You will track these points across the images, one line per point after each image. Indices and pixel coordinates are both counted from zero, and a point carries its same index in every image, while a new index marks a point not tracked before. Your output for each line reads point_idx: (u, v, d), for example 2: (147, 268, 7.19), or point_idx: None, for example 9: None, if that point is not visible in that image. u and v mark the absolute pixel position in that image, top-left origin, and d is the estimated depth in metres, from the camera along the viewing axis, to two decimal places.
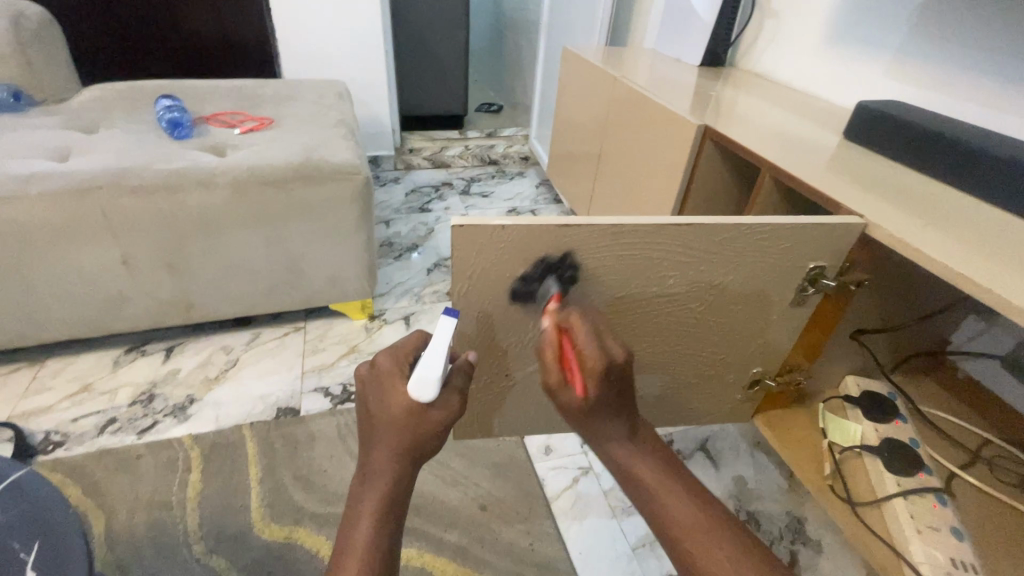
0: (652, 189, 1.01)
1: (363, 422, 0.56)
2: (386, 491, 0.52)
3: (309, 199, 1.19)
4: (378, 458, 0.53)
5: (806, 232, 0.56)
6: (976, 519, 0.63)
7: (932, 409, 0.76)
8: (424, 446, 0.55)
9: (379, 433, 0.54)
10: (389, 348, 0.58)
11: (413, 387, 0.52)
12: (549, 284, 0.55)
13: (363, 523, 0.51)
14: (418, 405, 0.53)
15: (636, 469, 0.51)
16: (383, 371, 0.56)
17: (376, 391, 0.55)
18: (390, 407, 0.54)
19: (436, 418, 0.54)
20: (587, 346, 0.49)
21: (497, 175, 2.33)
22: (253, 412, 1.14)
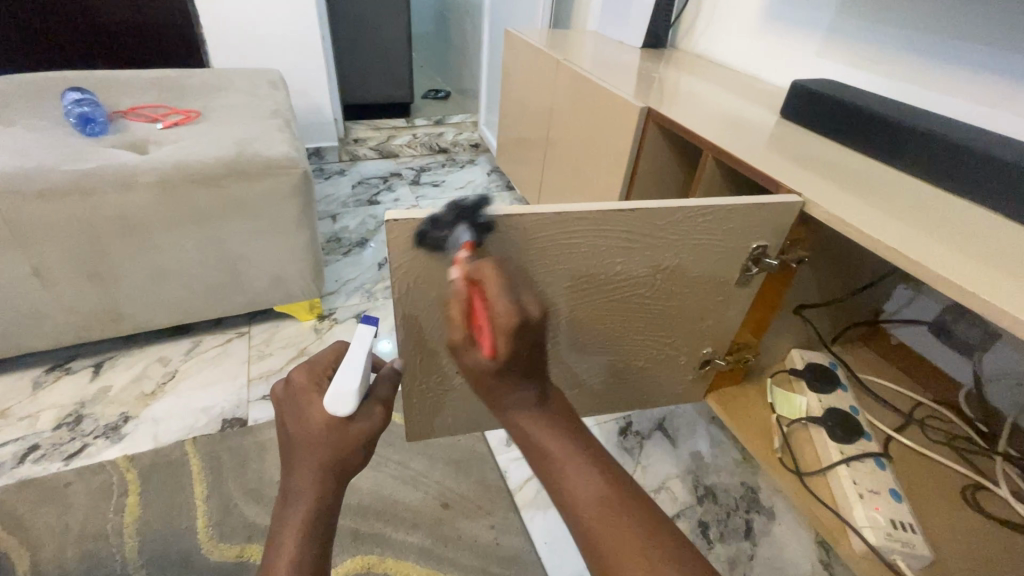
0: (600, 174, 1.00)
1: (282, 444, 0.54)
2: (311, 511, 0.50)
3: (243, 196, 1.11)
4: (298, 478, 0.51)
5: (746, 212, 0.56)
6: (911, 479, 0.66)
7: (871, 376, 0.80)
8: (349, 461, 0.53)
9: (297, 453, 0.52)
10: (305, 365, 0.58)
11: (329, 402, 0.51)
12: (459, 232, 0.48)
13: (287, 549, 0.48)
14: (337, 421, 0.52)
15: (539, 442, 0.47)
16: (300, 389, 0.55)
17: (293, 411, 0.54)
18: (308, 425, 0.52)
19: (358, 430, 0.53)
20: (496, 302, 0.44)
21: (447, 164, 2.28)
22: (195, 426, 1.07)
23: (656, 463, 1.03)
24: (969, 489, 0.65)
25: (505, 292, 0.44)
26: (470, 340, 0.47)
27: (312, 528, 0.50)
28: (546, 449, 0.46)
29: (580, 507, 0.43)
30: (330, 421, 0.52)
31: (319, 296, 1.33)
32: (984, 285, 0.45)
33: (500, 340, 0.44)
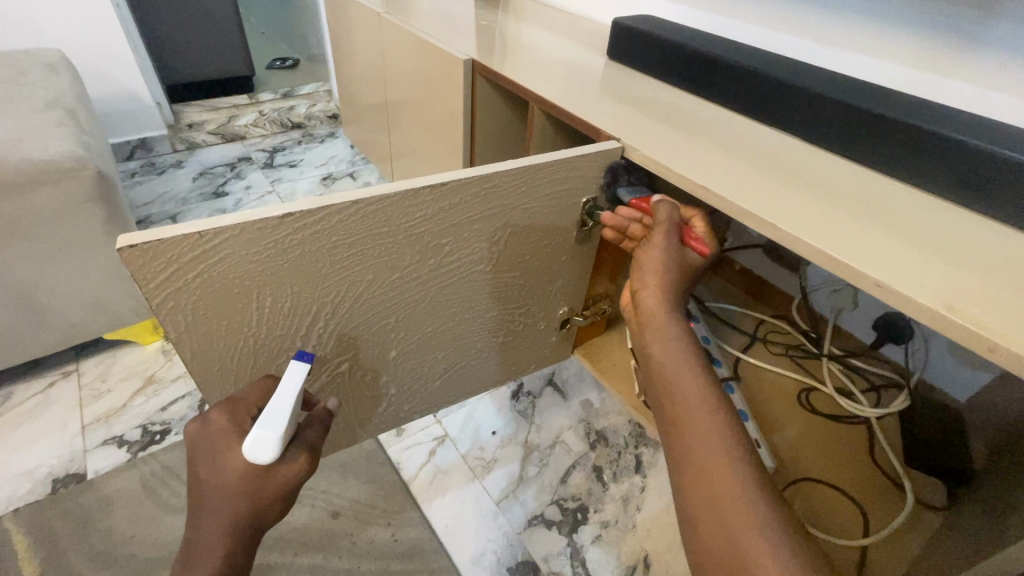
0: (445, 137, 0.93)
1: (193, 485, 0.45)
2: (216, 568, 0.43)
3: (16, 214, 0.89)
4: (207, 531, 0.43)
5: (569, 168, 0.52)
6: (757, 396, 0.71)
7: (720, 304, 0.84)
8: (266, 515, 0.45)
9: (207, 503, 0.43)
10: (225, 398, 0.46)
11: (249, 445, 0.41)
12: (639, 189, 0.55)
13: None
14: (252, 474, 0.42)
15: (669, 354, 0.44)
16: (216, 431, 0.43)
17: (206, 454, 0.43)
18: (221, 473, 0.43)
19: (281, 480, 0.44)
20: (706, 235, 0.52)
21: (303, 141, 2.06)
22: (15, 496, 0.90)
23: (549, 418, 1.04)
24: (802, 393, 0.71)
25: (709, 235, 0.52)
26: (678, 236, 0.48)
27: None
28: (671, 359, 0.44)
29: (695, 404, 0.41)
30: (242, 475, 0.42)
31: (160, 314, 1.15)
32: (780, 213, 0.46)
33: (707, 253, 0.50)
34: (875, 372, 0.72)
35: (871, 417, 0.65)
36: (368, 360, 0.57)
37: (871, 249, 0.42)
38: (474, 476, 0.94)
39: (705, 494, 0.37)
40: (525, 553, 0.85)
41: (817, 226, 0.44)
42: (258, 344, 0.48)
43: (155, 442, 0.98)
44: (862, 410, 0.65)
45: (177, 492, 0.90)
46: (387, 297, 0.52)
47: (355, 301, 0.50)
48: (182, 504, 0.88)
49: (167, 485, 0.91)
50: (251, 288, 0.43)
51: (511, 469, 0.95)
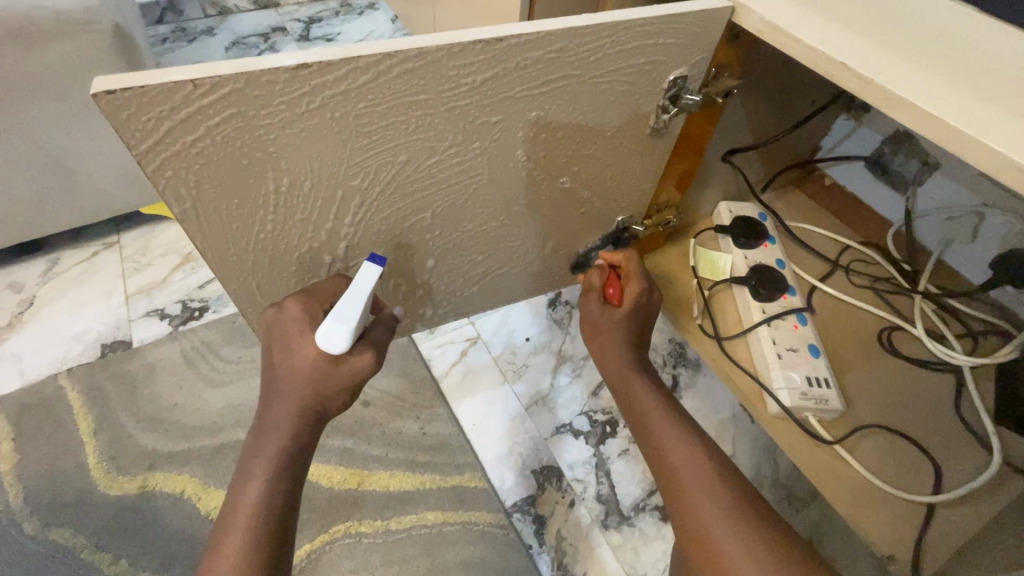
0: (498, 2, 0.78)
1: (264, 371, 0.46)
2: (284, 447, 0.44)
3: (36, 68, 0.82)
4: (277, 412, 0.44)
5: (661, 32, 0.40)
6: (831, 331, 0.63)
7: (800, 224, 0.72)
8: (333, 404, 0.45)
9: (279, 383, 0.44)
10: (301, 289, 0.45)
11: (321, 334, 0.40)
12: (603, 249, 0.64)
13: (253, 482, 0.43)
14: (323, 361, 0.43)
15: (641, 401, 0.54)
16: (289, 319, 0.43)
17: (279, 339, 0.44)
18: (293, 357, 0.43)
19: (350, 370, 0.44)
20: (637, 270, 0.59)
21: (341, 11, 1.87)
22: (68, 357, 0.94)
23: None
24: (885, 332, 0.62)
25: (642, 270, 0.60)
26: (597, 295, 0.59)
27: (283, 466, 0.43)
28: (636, 394, 0.55)
29: (664, 444, 0.49)
30: (315, 356, 0.43)
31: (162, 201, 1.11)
32: (944, 103, 0.34)
33: (631, 299, 0.57)
34: (977, 317, 0.62)
35: (963, 367, 0.57)
36: (405, 257, 0.51)
37: None
38: (505, 379, 0.92)
39: (688, 538, 0.44)
40: (551, 458, 0.85)
41: (998, 126, 0.33)
42: (276, 230, 0.42)
43: (195, 318, 1.00)
44: (953, 359, 0.57)
45: (217, 367, 0.92)
46: (424, 184, 0.44)
47: (387, 185, 0.42)
48: (222, 379, 0.91)
49: (208, 360, 0.93)
50: (271, 161, 0.36)
51: (543, 377, 0.93)
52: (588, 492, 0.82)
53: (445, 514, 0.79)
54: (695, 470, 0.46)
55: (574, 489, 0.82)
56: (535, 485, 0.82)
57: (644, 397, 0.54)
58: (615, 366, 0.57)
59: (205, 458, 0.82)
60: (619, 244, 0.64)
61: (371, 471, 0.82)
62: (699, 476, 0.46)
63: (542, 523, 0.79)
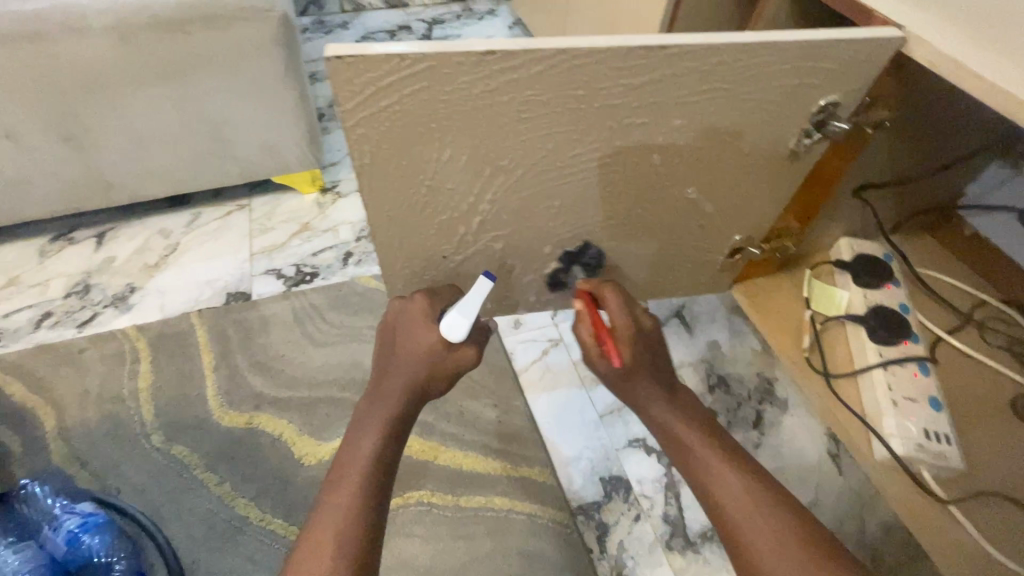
0: (634, 15, 0.80)
1: (381, 349, 0.54)
2: (396, 411, 0.49)
3: (216, 46, 0.94)
4: (391, 383, 0.51)
5: (825, 54, 0.40)
6: (955, 387, 0.58)
7: (930, 270, 0.68)
8: (436, 386, 0.53)
9: (397, 360, 0.52)
10: (424, 291, 0.56)
11: (445, 324, 0.50)
12: (575, 273, 0.60)
13: (368, 440, 0.47)
14: (439, 345, 0.51)
15: (687, 452, 0.50)
16: (416, 307, 0.53)
17: (404, 324, 0.53)
18: (414, 339, 0.52)
19: (458, 359, 0.52)
20: (617, 314, 0.54)
21: (463, 15, 1.97)
22: (200, 299, 1.06)
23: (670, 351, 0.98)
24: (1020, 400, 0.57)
25: (622, 306, 0.55)
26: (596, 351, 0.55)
27: (395, 426, 0.48)
28: (685, 439, 0.51)
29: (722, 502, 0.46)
30: (433, 340, 0.51)
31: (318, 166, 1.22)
32: None
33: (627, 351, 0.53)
34: None
35: None
36: (526, 242, 0.55)
37: None
38: (583, 383, 0.93)
39: None
40: (620, 469, 0.85)
41: None
42: (426, 197, 0.46)
43: (306, 281, 1.10)
44: None
45: (321, 329, 1.01)
46: (560, 174, 0.47)
47: (529, 170, 0.45)
48: (324, 340, 0.99)
49: (314, 321, 1.02)
50: (440, 133, 0.40)
51: None
52: (655, 510, 0.81)
53: (511, 502, 0.81)
54: (766, 533, 0.43)
55: (641, 504, 0.82)
56: (602, 492, 0.83)
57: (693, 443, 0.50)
58: (653, 410, 0.53)
59: (303, 408, 0.90)
60: (590, 267, 0.60)
61: (447, 447, 0.86)
62: (773, 538, 0.43)
63: (605, 530, 0.80)
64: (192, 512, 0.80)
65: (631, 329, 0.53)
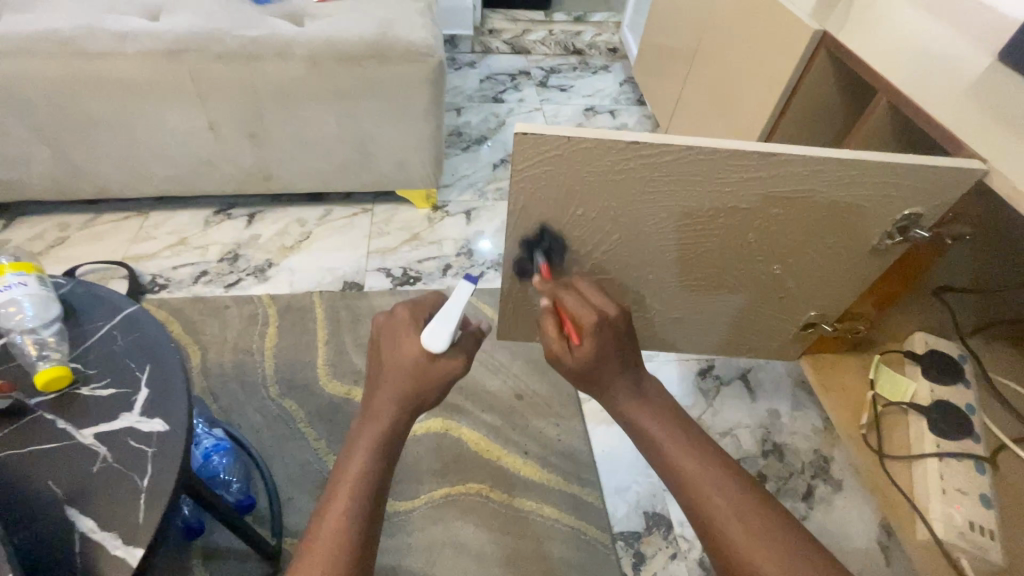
0: (746, 102, 0.90)
1: (370, 365, 0.53)
2: (387, 428, 0.48)
3: (381, 79, 1.15)
4: (381, 399, 0.50)
5: (909, 175, 0.48)
6: (1014, 493, 0.60)
7: (1008, 381, 0.69)
8: (427, 397, 0.51)
9: (386, 375, 0.51)
10: (407, 300, 0.55)
11: (425, 335, 0.50)
12: (538, 260, 0.59)
13: (355, 461, 0.46)
14: (423, 358, 0.50)
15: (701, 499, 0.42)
16: (398, 320, 0.53)
17: (388, 337, 0.52)
18: (399, 353, 0.51)
19: (445, 370, 0.51)
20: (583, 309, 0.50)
21: (579, 68, 2.14)
22: (322, 282, 1.24)
23: (730, 410, 1.03)
24: None
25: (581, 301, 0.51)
26: (563, 349, 0.51)
27: (386, 442, 0.47)
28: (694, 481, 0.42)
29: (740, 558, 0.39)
30: (416, 354, 0.50)
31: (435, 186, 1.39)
32: None
33: (587, 338, 0.49)
34: None
35: None
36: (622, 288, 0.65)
37: None
38: None
39: None
40: (664, 508, 0.90)
41: None
42: (554, 240, 0.58)
43: (410, 283, 1.25)
44: None
45: None
46: (666, 238, 0.57)
47: (640, 231, 0.56)
48: None
49: None
50: (579, 194, 0.52)
51: None
52: (692, 553, 0.86)
53: (559, 513, 0.89)
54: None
55: (679, 544, 0.87)
56: (644, 525, 0.89)
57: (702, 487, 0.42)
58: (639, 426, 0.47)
59: None
60: (547, 249, 0.58)
61: (508, 452, 0.96)
62: None
63: (641, 560, 0.85)
64: (291, 457, 0.94)
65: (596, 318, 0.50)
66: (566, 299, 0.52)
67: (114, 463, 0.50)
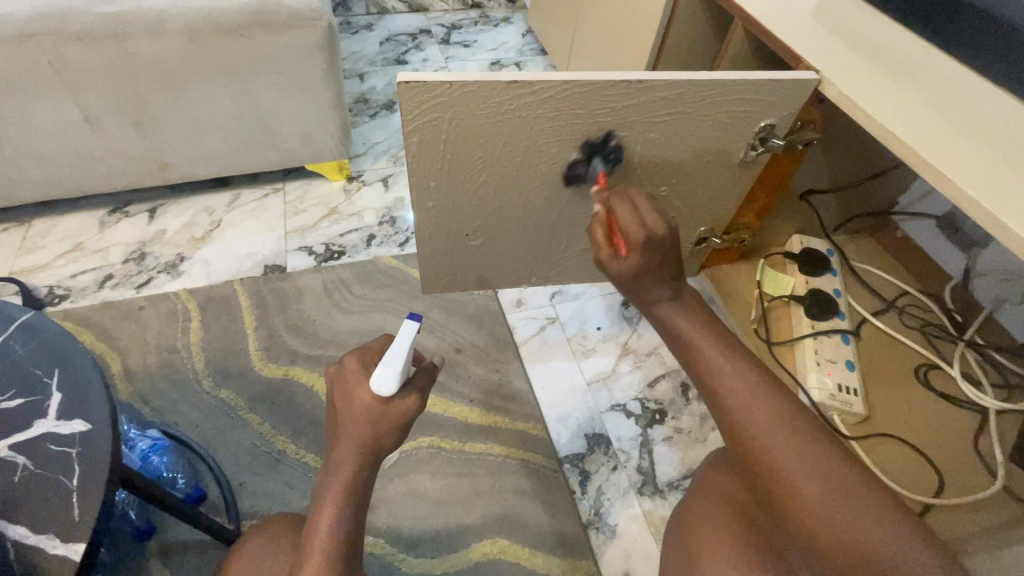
0: (632, 39, 0.94)
1: (331, 417, 0.57)
2: (348, 481, 0.52)
3: (270, 48, 1.09)
4: (340, 453, 0.53)
5: (759, 90, 0.55)
6: (873, 357, 0.73)
7: (866, 265, 0.82)
8: (387, 439, 0.55)
9: (343, 428, 0.55)
10: (358, 347, 0.60)
11: (375, 379, 0.54)
12: (594, 165, 0.59)
13: (325, 514, 0.50)
14: (376, 402, 0.54)
15: (712, 369, 0.49)
16: (348, 369, 0.57)
17: (341, 387, 0.56)
18: (353, 403, 0.55)
19: (400, 410, 0.55)
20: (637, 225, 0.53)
21: (480, 21, 2.10)
22: (242, 269, 1.20)
23: (653, 332, 1.12)
24: (922, 368, 0.71)
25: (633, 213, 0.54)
26: (611, 254, 0.56)
27: (350, 494, 0.52)
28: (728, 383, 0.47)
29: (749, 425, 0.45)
30: (369, 400, 0.54)
31: (347, 157, 1.35)
32: (974, 177, 0.46)
33: (637, 255, 0.53)
34: (1016, 371, 0.69)
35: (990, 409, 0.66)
36: (530, 228, 0.68)
37: None
38: (574, 355, 1.07)
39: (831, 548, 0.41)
40: (603, 428, 0.99)
41: (1008, 197, 0.45)
42: (458, 188, 0.60)
43: (335, 258, 1.24)
44: (982, 400, 0.66)
45: (347, 299, 1.15)
46: (562, 173, 0.61)
47: (537, 168, 0.59)
48: (350, 309, 1.13)
49: (341, 293, 1.16)
50: (474, 137, 0.54)
51: (608, 361, 1.07)
52: (631, 462, 0.95)
53: (508, 449, 0.95)
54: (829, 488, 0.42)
55: (619, 457, 0.96)
56: (587, 445, 0.97)
57: (734, 388, 0.47)
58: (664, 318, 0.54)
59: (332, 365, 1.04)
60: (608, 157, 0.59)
61: (454, 403, 1.00)
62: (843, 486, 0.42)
63: (587, 476, 0.94)
64: (238, 444, 0.94)
65: (647, 231, 0.53)
66: (618, 208, 0.55)
67: (37, 468, 0.50)
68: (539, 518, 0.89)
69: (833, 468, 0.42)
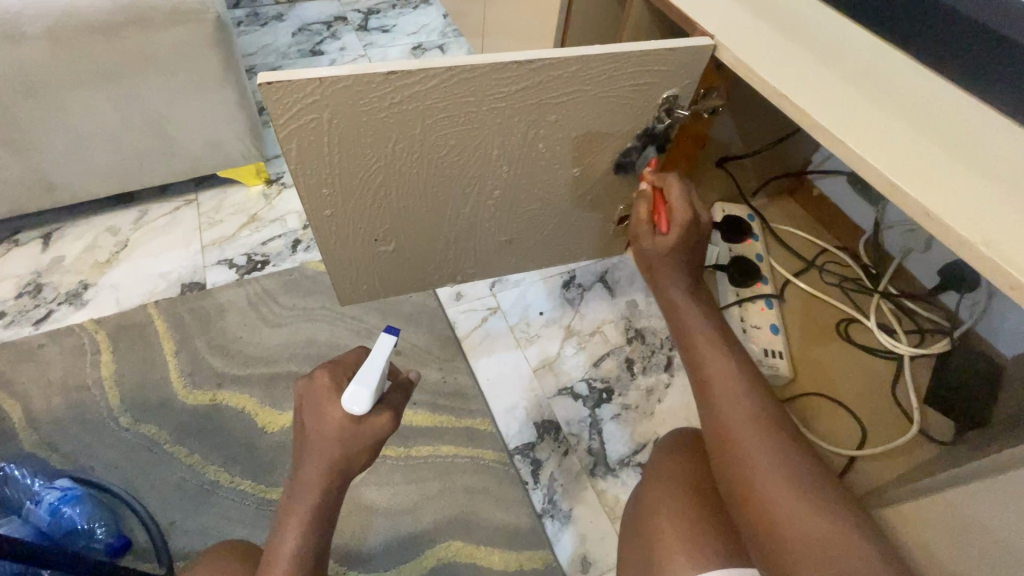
0: (542, 13, 0.91)
1: (298, 433, 0.54)
2: (314, 504, 0.51)
3: (152, 47, 0.99)
4: (308, 475, 0.51)
5: (655, 61, 0.53)
6: (794, 317, 0.79)
7: (787, 227, 0.87)
8: (355, 459, 0.53)
9: (310, 447, 0.52)
10: (329, 360, 0.56)
11: (347, 398, 0.51)
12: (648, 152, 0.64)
13: (288, 537, 0.50)
14: (349, 421, 0.51)
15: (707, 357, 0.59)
16: (320, 384, 0.54)
17: (311, 404, 0.53)
18: (323, 423, 0.52)
19: (371, 429, 0.53)
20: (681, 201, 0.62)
21: (399, 4, 2.01)
22: (155, 290, 1.11)
23: (594, 311, 1.11)
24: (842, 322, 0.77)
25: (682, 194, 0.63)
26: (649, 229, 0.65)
27: (315, 518, 0.51)
28: (717, 369, 0.57)
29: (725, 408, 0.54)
30: (340, 421, 0.51)
31: (261, 159, 1.27)
32: (865, 137, 0.46)
33: (673, 233, 0.63)
34: (926, 317, 0.76)
35: (905, 355, 0.72)
36: (443, 223, 0.65)
37: (941, 188, 0.43)
38: (518, 344, 1.06)
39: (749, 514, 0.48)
40: (551, 414, 0.98)
41: (898, 154, 0.45)
42: (356, 192, 0.56)
43: (258, 269, 1.16)
44: (897, 348, 0.72)
45: (275, 312, 1.08)
46: (466, 165, 0.57)
47: (439, 163, 0.56)
48: (278, 321, 1.07)
49: (268, 305, 1.09)
50: (362, 136, 0.50)
51: (552, 345, 1.06)
52: (581, 445, 0.95)
53: (457, 448, 0.93)
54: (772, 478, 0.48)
55: (569, 441, 0.95)
56: (536, 434, 0.96)
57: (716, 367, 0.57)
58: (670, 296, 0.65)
59: (263, 383, 0.99)
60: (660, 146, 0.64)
61: None
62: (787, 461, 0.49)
63: (538, 465, 0.93)
64: (166, 481, 0.88)
65: (672, 245, 0.63)
66: (672, 189, 0.63)
67: None
68: (493, 513, 0.88)
69: (791, 458, 0.50)
